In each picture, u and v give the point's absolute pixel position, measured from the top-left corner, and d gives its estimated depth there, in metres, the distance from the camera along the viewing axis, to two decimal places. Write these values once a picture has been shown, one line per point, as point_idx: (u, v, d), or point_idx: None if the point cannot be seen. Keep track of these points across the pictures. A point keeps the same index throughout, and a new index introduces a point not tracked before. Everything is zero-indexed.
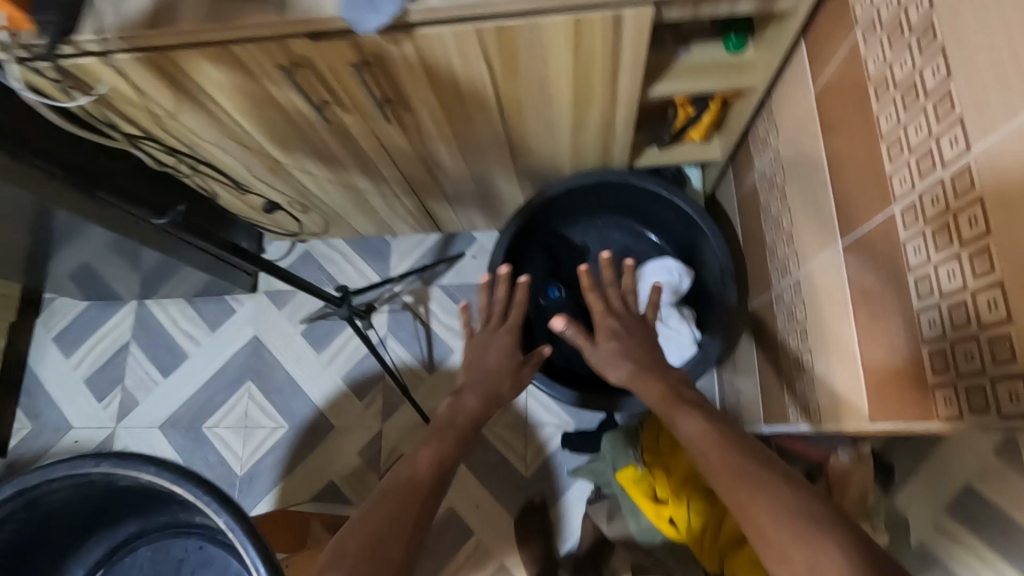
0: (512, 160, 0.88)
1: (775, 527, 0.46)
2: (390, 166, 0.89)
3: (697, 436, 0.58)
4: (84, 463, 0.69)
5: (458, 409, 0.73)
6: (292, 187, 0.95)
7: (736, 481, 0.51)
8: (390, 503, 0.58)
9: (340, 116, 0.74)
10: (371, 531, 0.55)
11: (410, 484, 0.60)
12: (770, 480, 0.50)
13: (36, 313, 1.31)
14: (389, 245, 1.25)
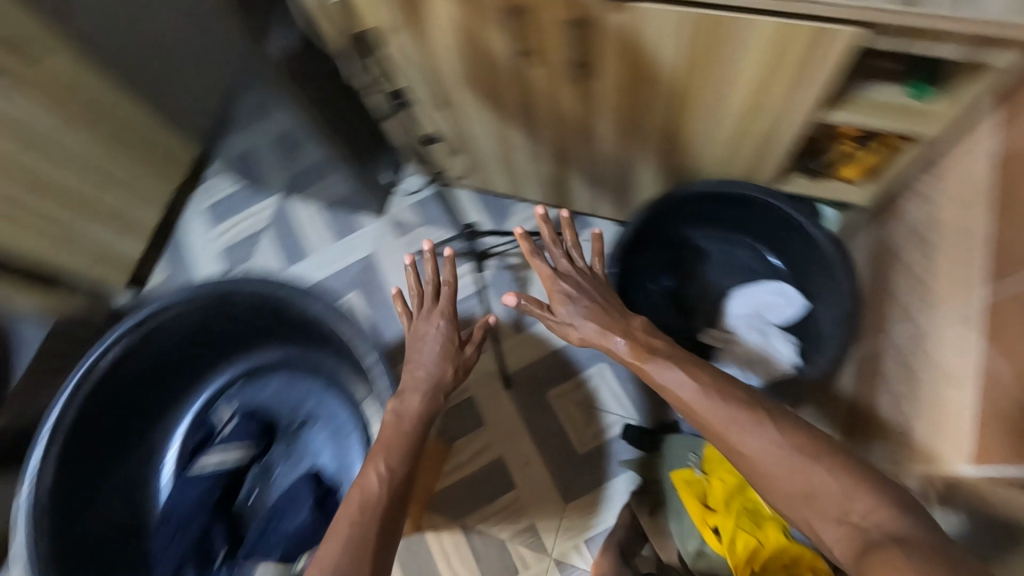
0: (661, 151, 0.93)
1: (778, 467, 0.62)
2: (549, 127, 0.96)
3: (683, 382, 0.71)
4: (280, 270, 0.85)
5: (401, 416, 0.79)
6: (455, 127, 1.05)
7: (731, 425, 0.66)
8: (354, 531, 0.66)
9: (530, 67, 0.82)
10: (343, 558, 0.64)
11: (361, 521, 0.67)
12: (759, 427, 0.65)
13: (196, 183, 1.49)
14: (511, 208, 1.33)
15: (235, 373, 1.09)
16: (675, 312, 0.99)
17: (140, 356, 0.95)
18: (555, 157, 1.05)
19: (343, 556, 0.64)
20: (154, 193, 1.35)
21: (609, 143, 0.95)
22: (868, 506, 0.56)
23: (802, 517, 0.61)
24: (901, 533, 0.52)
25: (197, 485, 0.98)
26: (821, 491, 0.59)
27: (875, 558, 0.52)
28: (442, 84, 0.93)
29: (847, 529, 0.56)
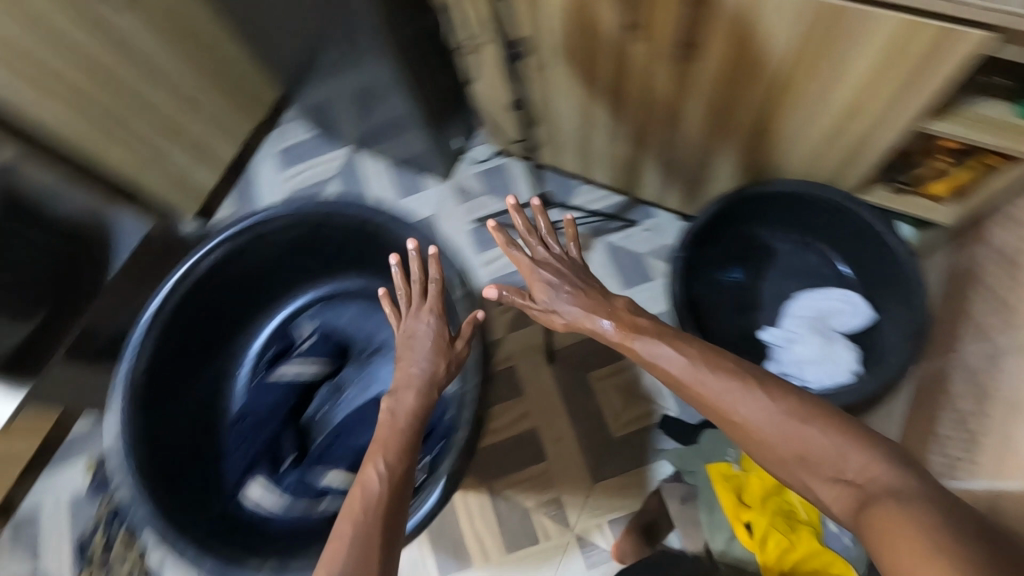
0: (747, 145, 0.93)
1: (774, 434, 0.63)
2: (637, 107, 0.97)
3: (673, 358, 0.73)
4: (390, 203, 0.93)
5: (395, 416, 0.77)
6: (540, 98, 1.06)
7: (720, 402, 0.68)
8: (356, 533, 0.64)
9: (634, 43, 0.83)
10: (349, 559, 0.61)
11: (361, 520, 0.65)
12: (751, 394, 0.66)
13: (272, 126, 1.54)
14: (575, 188, 1.34)
15: (314, 296, 1.12)
16: (738, 304, 0.97)
17: (236, 264, 1.01)
18: (635, 140, 1.06)
19: (350, 555, 0.62)
20: (234, 129, 1.40)
21: (695, 131, 0.96)
22: (862, 459, 0.57)
23: (798, 479, 0.61)
24: (897, 486, 0.53)
25: (273, 391, 1.02)
26: (813, 451, 0.60)
27: (874, 513, 0.52)
28: (540, 53, 0.95)
29: (845, 487, 0.57)
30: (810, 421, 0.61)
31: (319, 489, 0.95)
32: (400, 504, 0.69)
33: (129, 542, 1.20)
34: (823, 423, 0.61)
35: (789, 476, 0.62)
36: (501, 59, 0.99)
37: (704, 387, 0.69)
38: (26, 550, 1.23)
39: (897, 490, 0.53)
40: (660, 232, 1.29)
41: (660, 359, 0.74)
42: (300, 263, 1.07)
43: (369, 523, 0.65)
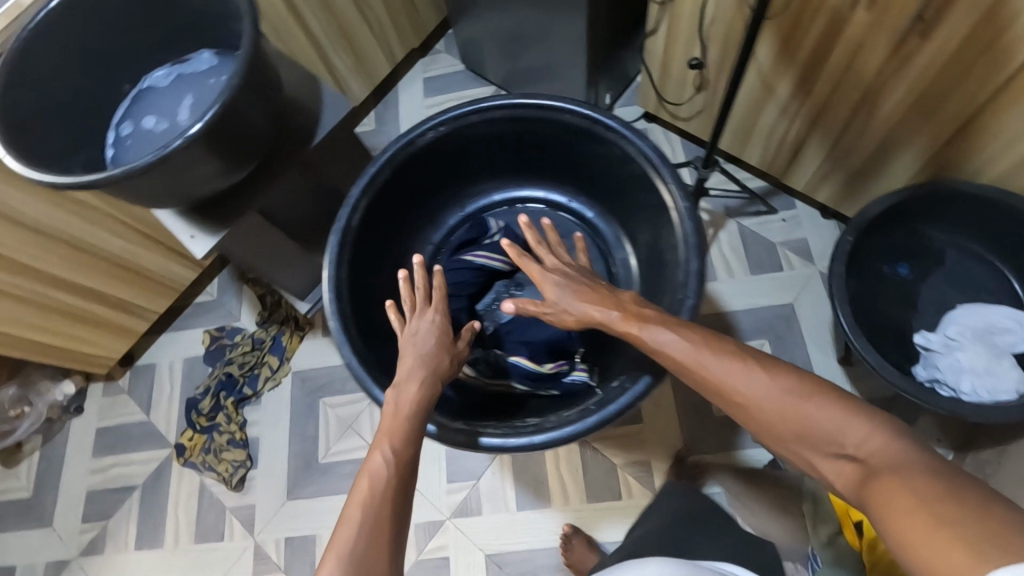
0: (943, 140, 0.89)
1: (775, 411, 0.60)
2: (829, 84, 0.94)
3: (676, 341, 0.69)
4: (599, 114, 0.85)
5: (397, 407, 0.72)
6: (718, 61, 1.04)
7: (723, 392, 0.64)
8: (357, 527, 0.58)
9: (858, 12, 0.81)
10: (350, 558, 0.56)
11: (366, 505, 0.60)
12: (753, 372, 0.62)
13: (423, 54, 1.57)
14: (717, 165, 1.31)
15: (488, 201, 1.05)
16: (895, 301, 0.93)
17: (445, 147, 0.91)
18: (811, 121, 1.02)
19: (356, 549, 0.56)
20: (394, 48, 1.44)
21: (889, 115, 0.92)
22: (863, 433, 0.54)
23: (799, 453, 0.59)
24: (900, 459, 0.51)
25: (458, 274, 0.95)
26: (815, 423, 0.57)
27: (881, 483, 0.50)
28: (742, 11, 0.93)
29: (849, 463, 0.54)
30: (811, 397, 0.58)
31: (498, 369, 0.92)
32: (409, 486, 0.64)
33: (234, 411, 1.27)
34: (822, 399, 0.58)
35: (789, 450, 0.60)
36: (694, 10, 0.98)
37: (706, 371, 0.65)
38: (141, 401, 1.34)
39: (902, 461, 0.50)
40: (799, 224, 1.24)
41: (663, 345, 0.70)
42: (478, 166, 1.00)
43: (372, 507, 0.60)
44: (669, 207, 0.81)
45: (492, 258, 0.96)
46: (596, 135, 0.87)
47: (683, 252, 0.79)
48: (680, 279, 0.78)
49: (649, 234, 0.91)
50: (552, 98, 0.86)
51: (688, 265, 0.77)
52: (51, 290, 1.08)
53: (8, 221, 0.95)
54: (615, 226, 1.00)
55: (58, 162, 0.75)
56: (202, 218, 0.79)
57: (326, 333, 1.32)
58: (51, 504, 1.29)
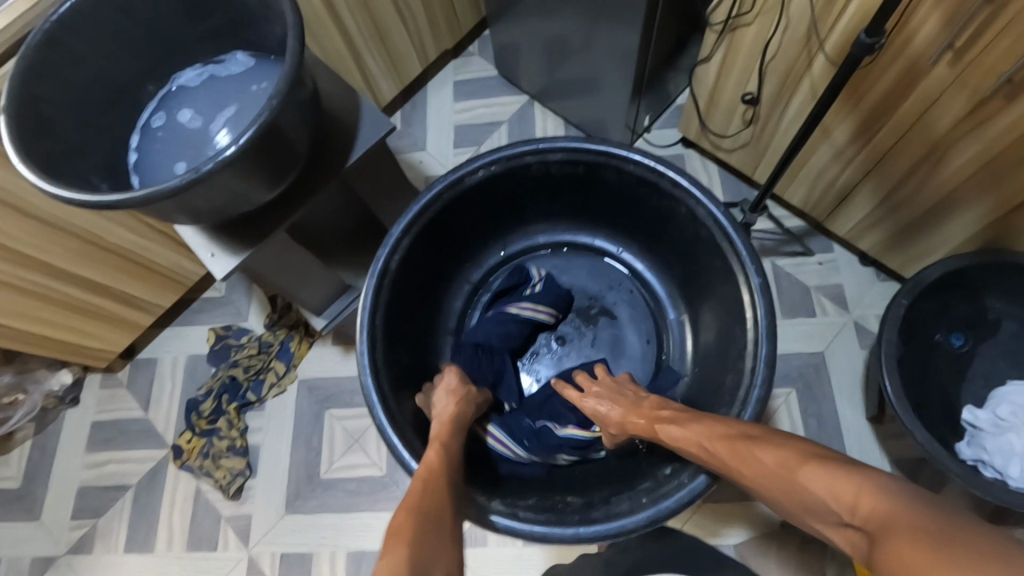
0: (1009, 207, 0.85)
1: (778, 489, 0.59)
2: (892, 135, 0.89)
3: (685, 434, 0.71)
4: (667, 172, 0.81)
5: (439, 418, 0.77)
6: (774, 98, 0.99)
7: (737, 477, 0.65)
8: (420, 497, 0.62)
9: (937, 66, 0.76)
10: (420, 517, 0.59)
11: (428, 479, 0.66)
12: (754, 449, 0.63)
13: (455, 55, 1.51)
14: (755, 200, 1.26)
15: (533, 240, 1.00)
16: (943, 370, 0.92)
17: (495, 186, 0.87)
18: (865, 169, 0.97)
19: (423, 513, 0.60)
20: (427, 48, 1.38)
21: (955, 174, 0.87)
22: (852, 496, 0.52)
23: (812, 524, 0.57)
24: (894, 523, 0.47)
25: (503, 327, 0.91)
26: (813, 493, 0.55)
27: (881, 550, 0.47)
28: (810, 50, 0.87)
29: (852, 531, 0.52)
30: (803, 464, 0.57)
31: (552, 446, 0.86)
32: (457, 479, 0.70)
33: (236, 417, 1.22)
34: (814, 465, 0.56)
35: (806, 521, 0.58)
36: (758, 43, 0.93)
37: (715, 458, 0.67)
38: (140, 396, 1.30)
39: (893, 521, 0.48)
40: (836, 269, 1.20)
41: (674, 441, 0.72)
42: (527, 208, 0.95)
43: (434, 482, 0.65)
44: (738, 280, 0.78)
45: (536, 310, 0.92)
46: (664, 192, 0.83)
47: (754, 333, 0.76)
48: (747, 365, 0.76)
49: (714, 309, 0.87)
50: (620, 147, 0.82)
51: (757, 350, 0.74)
52: (56, 282, 1.03)
53: (16, 211, 0.90)
54: (670, 282, 0.96)
55: (87, 150, 0.70)
56: (227, 236, 0.75)
57: (336, 341, 1.28)
58: (40, 496, 1.24)
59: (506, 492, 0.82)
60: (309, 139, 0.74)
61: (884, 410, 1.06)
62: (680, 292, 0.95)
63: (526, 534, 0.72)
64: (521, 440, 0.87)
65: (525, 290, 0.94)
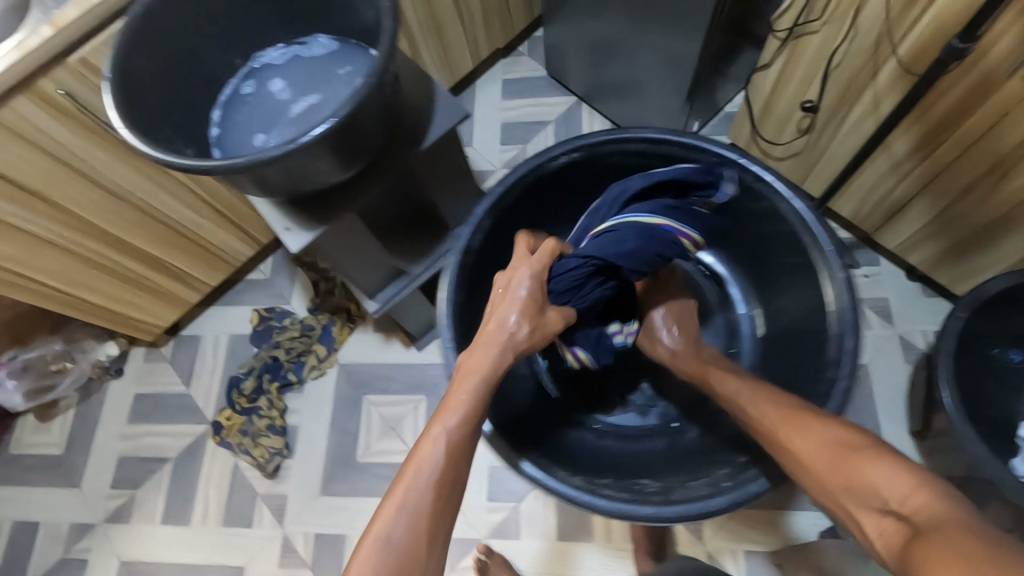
0: None
1: (822, 463, 0.62)
2: (956, 149, 0.89)
3: (739, 388, 0.78)
4: (753, 166, 0.82)
5: (468, 369, 0.71)
6: (834, 106, 0.99)
7: (780, 444, 0.68)
8: (401, 510, 0.62)
9: (1011, 79, 0.76)
10: (396, 542, 0.60)
11: (409, 492, 0.62)
12: (808, 426, 0.66)
13: (505, 54, 1.53)
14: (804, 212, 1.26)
15: None
16: (995, 387, 0.92)
17: (577, 172, 0.89)
18: (922, 183, 0.97)
19: (399, 533, 0.60)
20: (480, 46, 1.41)
21: (1019, 191, 0.87)
22: (908, 488, 0.54)
23: (845, 508, 0.58)
24: (946, 517, 0.49)
25: (624, 248, 0.79)
26: (859, 479, 0.58)
27: (921, 537, 0.49)
28: (877, 60, 0.88)
29: (890, 520, 0.54)
30: (862, 453, 0.59)
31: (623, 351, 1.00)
32: (458, 474, 0.65)
33: (277, 397, 1.24)
34: (871, 455, 0.58)
35: (836, 506, 0.60)
36: (823, 50, 0.93)
37: (764, 420, 0.71)
38: (182, 372, 1.32)
39: (943, 518, 0.49)
40: (882, 282, 1.19)
41: (723, 387, 0.79)
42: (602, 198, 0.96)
43: (414, 499, 0.62)
44: (821, 275, 0.79)
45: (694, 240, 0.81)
46: (745, 188, 0.84)
47: (836, 328, 0.77)
48: (830, 358, 0.77)
49: (793, 305, 0.87)
50: (702, 139, 0.83)
51: (842, 343, 0.75)
52: (115, 253, 1.05)
53: (88, 180, 0.92)
54: (742, 276, 0.98)
55: (174, 119, 0.72)
56: (305, 212, 0.77)
57: (376, 328, 1.30)
58: (81, 463, 1.27)
59: (551, 457, 0.85)
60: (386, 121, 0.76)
61: (929, 425, 1.05)
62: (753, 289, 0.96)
63: (566, 499, 0.74)
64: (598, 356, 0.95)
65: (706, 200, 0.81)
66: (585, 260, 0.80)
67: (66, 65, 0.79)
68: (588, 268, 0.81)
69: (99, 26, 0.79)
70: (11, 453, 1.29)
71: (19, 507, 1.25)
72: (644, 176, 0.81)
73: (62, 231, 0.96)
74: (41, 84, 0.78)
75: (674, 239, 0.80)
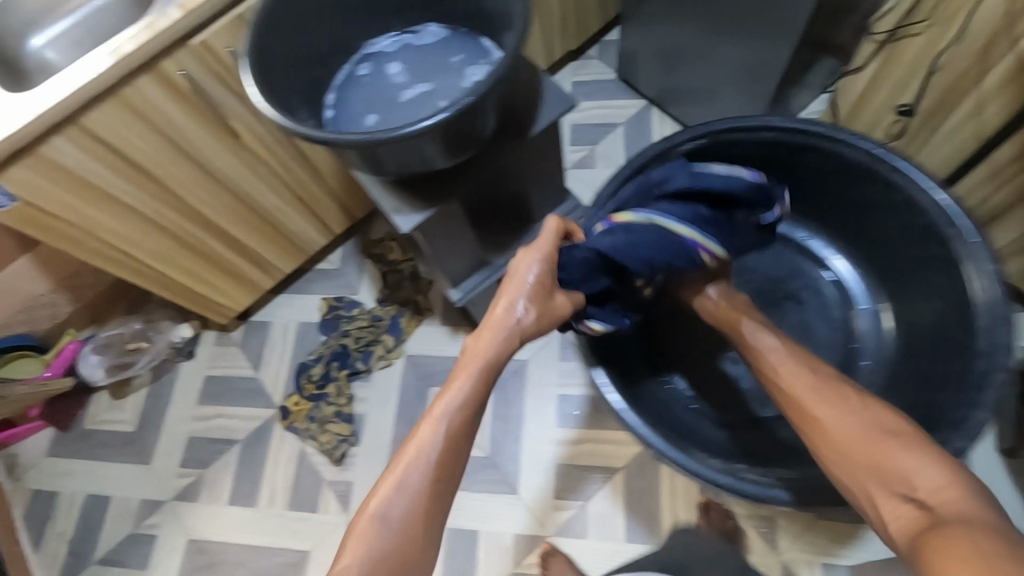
0: None
1: (856, 441, 0.68)
2: None
3: (773, 348, 0.81)
4: (888, 155, 0.80)
5: (473, 356, 0.73)
6: (931, 112, 0.98)
7: (812, 416, 0.73)
8: (399, 488, 0.65)
9: None
10: (394, 518, 0.63)
11: (409, 472, 0.65)
12: (847, 405, 0.72)
13: (574, 58, 1.55)
14: None
15: None
16: None
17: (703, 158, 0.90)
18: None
19: (397, 510, 0.63)
20: (554, 49, 1.42)
21: None
22: (938, 484, 0.62)
23: (866, 489, 0.66)
24: (964, 513, 0.58)
25: (631, 248, 0.77)
26: (890, 464, 0.65)
27: (936, 525, 0.57)
28: (985, 63, 0.86)
29: (912, 506, 0.62)
30: (899, 444, 0.66)
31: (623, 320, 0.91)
32: (457, 457, 0.68)
33: (345, 384, 1.26)
34: (909, 448, 0.66)
35: (855, 483, 0.67)
36: (924, 54, 0.92)
37: (797, 389, 0.76)
38: (251, 357, 1.34)
39: (967, 512, 0.58)
40: None
41: (760, 343, 0.82)
42: None
43: (415, 479, 0.65)
44: (960, 267, 0.78)
45: (716, 255, 0.80)
46: (879, 179, 0.83)
47: (983, 320, 0.76)
48: (980, 349, 0.75)
49: (930, 301, 0.86)
50: (833, 128, 0.83)
51: (994, 336, 0.74)
52: (204, 235, 1.08)
53: (191, 161, 0.95)
54: (868, 267, 0.98)
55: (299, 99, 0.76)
56: (415, 196, 0.81)
57: (443, 321, 1.30)
58: (151, 442, 1.30)
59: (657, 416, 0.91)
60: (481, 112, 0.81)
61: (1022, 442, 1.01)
62: (883, 278, 0.96)
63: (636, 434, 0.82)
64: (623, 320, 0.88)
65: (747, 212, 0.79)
66: (588, 253, 0.78)
67: (187, 47, 0.81)
68: (595, 262, 0.79)
69: (220, 11, 0.82)
70: (86, 428, 1.33)
71: (92, 480, 1.28)
72: (693, 175, 0.77)
73: (162, 211, 0.99)
74: (163, 65, 0.81)
75: (689, 252, 0.78)
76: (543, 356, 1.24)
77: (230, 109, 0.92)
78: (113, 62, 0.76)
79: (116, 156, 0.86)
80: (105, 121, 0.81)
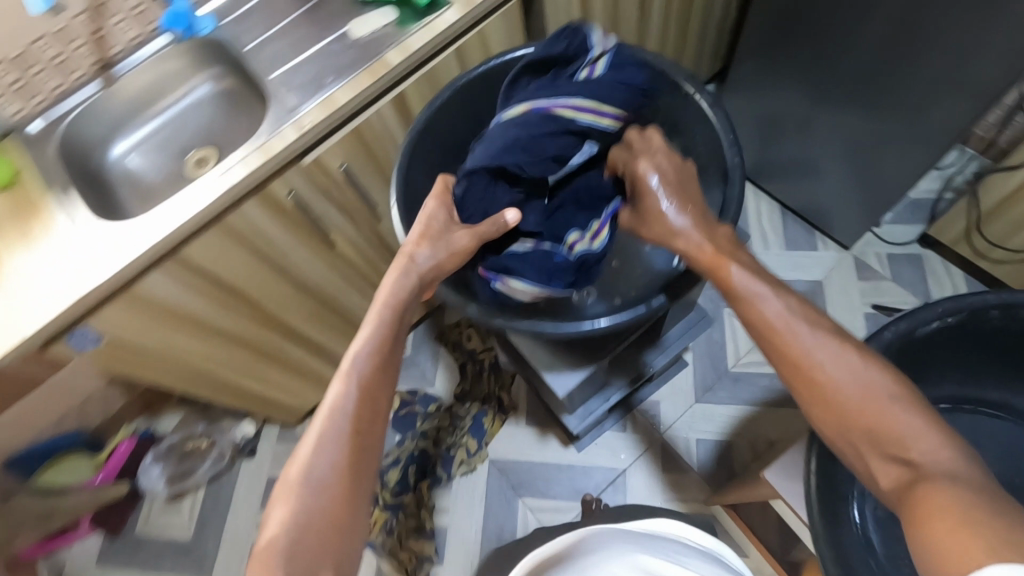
0: None
1: (859, 401, 0.47)
2: None
3: (769, 296, 0.53)
4: None
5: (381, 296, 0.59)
6: None
7: (801, 370, 0.50)
8: (318, 446, 0.51)
9: None
10: (319, 480, 0.50)
11: (326, 429, 0.52)
12: (852, 356, 0.49)
13: None
14: None
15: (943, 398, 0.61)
16: None
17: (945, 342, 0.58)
18: None
19: (319, 471, 0.50)
20: None
21: None
22: (936, 445, 0.45)
23: (852, 446, 0.48)
24: (971, 486, 0.42)
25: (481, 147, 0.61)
26: (888, 429, 0.46)
27: (919, 493, 0.43)
28: None
29: (902, 471, 0.45)
30: (909, 401, 0.46)
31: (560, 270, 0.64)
32: (378, 408, 0.54)
33: (426, 494, 1.15)
34: (918, 410, 0.46)
35: (841, 441, 0.48)
36: None
37: (796, 340, 0.50)
38: None
39: (970, 487, 0.42)
40: None
41: (763, 305, 0.53)
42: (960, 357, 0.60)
43: (334, 433, 0.52)
44: None
45: (580, 107, 0.58)
46: None
47: None
48: None
49: None
50: None
51: None
52: (286, 344, 0.98)
53: (286, 277, 0.85)
54: None
55: None
56: (571, 351, 0.80)
57: (531, 422, 1.20)
58: (212, 552, 1.19)
59: None
60: (645, 260, 0.74)
61: None
62: None
63: None
64: (556, 281, 0.64)
65: (577, 71, 0.60)
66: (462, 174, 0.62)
67: (298, 167, 0.73)
68: (475, 178, 0.62)
69: (334, 127, 0.73)
70: (139, 534, 1.22)
71: None
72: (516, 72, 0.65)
73: (251, 329, 0.88)
74: (273, 187, 0.72)
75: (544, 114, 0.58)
76: (645, 466, 1.13)
77: (330, 222, 0.83)
78: (224, 189, 0.67)
79: (212, 282, 0.76)
80: (207, 251, 0.72)
